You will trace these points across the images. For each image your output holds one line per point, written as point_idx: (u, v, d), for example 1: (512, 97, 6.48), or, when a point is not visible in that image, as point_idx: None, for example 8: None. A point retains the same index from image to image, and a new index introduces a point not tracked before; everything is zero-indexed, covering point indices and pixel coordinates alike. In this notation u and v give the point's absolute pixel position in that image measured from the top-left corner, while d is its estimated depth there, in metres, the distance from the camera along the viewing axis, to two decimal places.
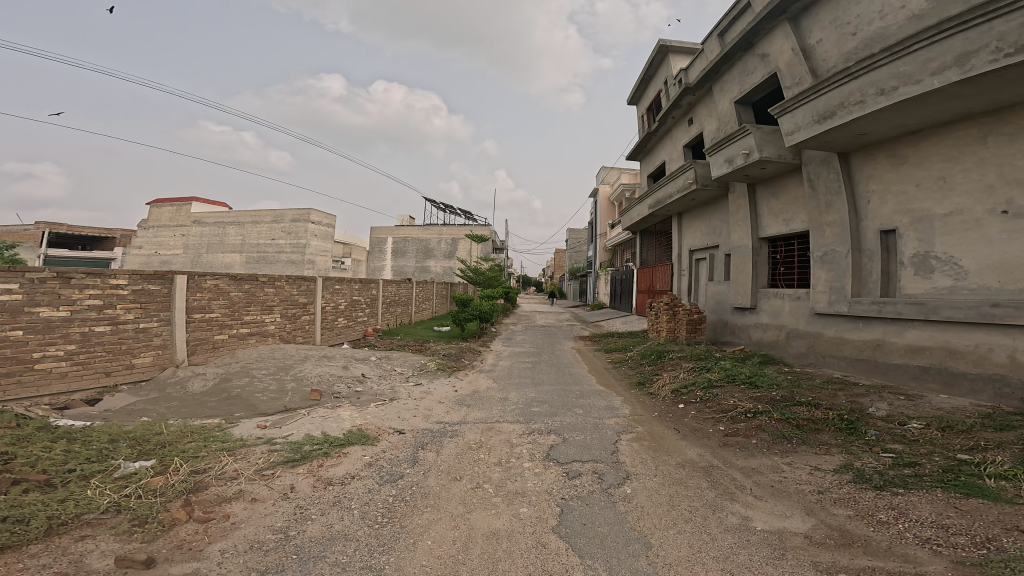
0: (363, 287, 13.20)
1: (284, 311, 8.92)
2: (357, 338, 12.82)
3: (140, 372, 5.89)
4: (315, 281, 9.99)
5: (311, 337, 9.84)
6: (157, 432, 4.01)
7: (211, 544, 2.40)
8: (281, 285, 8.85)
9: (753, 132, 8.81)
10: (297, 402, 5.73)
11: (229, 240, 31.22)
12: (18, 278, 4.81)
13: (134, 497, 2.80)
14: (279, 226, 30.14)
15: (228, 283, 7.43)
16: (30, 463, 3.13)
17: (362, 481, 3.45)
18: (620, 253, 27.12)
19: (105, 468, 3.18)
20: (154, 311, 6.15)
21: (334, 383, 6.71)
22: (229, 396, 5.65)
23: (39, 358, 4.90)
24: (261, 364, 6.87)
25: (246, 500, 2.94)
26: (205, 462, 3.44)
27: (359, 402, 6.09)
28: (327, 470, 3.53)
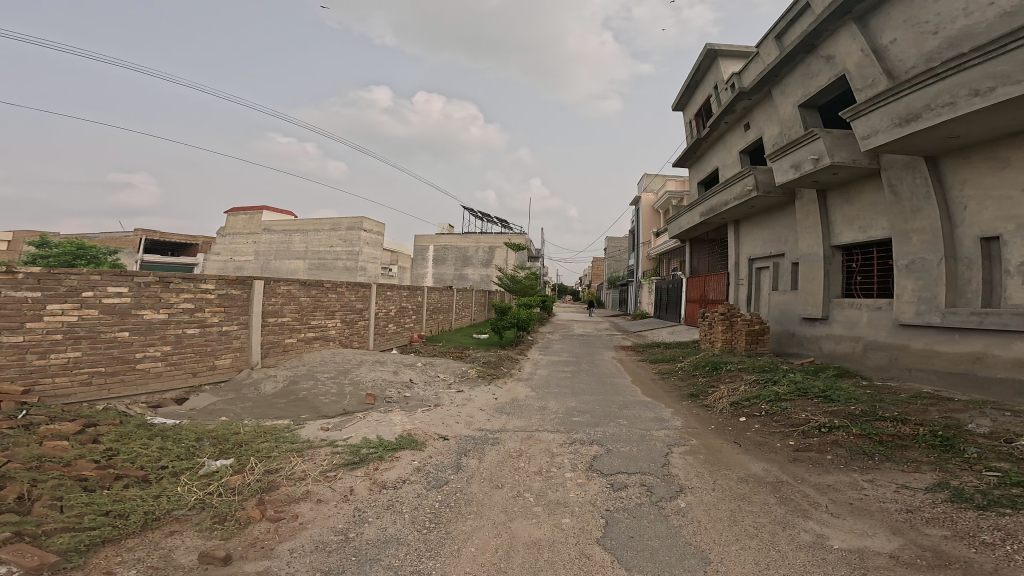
0: (409, 295, 13.69)
1: (344, 317, 9.43)
2: (404, 344, 13.31)
3: (220, 372, 6.45)
4: (370, 287, 10.49)
5: (365, 342, 10.34)
6: (234, 432, 4.37)
7: (281, 543, 2.57)
8: (342, 292, 9.38)
9: (822, 137, 8.20)
10: (354, 405, 6.05)
11: (291, 247, 33.56)
12: (128, 281, 5.40)
13: (216, 495, 3.06)
14: (336, 233, 31.98)
15: (298, 289, 7.99)
16: (132, 458, 3.51)
17: (412, 485, 3.56)
18: (666, 262, 26.23)
19: (192, 465, 3.50)
20: (235, 315, 6.74)
21: (386, 388, 7.00)
22: (296, 398, 6.06)
23: (140, 358, 5.49)
24: (324, 367, 7.31)
25: (312, 501, 3.12)
26: (277, 462, 3.70)
27: (408, 407, 6.31)
28: (382, 474, 3.67)
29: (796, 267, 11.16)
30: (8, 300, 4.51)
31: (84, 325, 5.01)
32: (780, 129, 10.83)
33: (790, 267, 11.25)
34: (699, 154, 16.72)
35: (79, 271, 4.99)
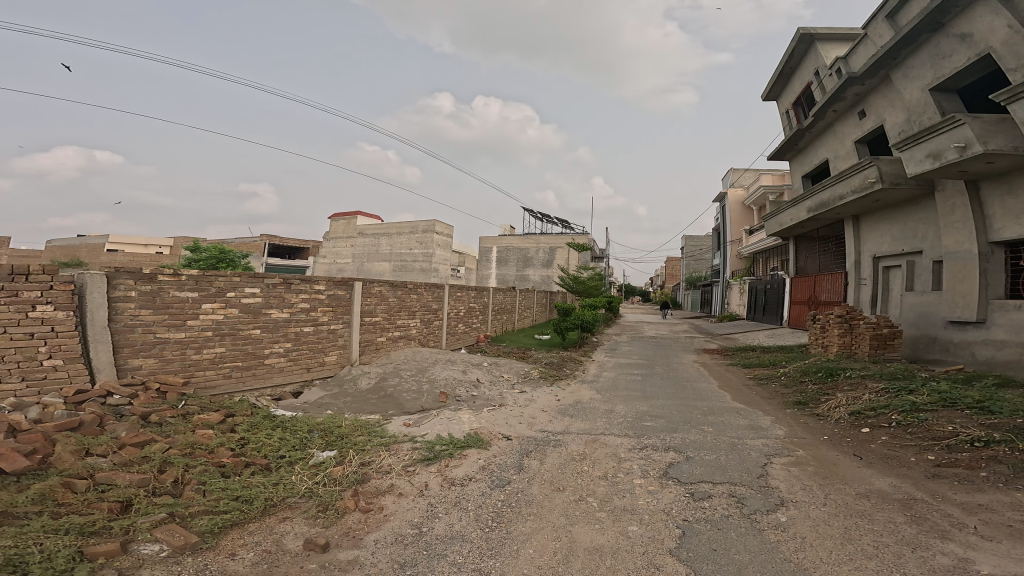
0: (477, 295, 14.25)
1: (422, 317, 10.15)
2: (471, 343, 13.92)
3: (327, 368, 7.37)
4: (443, 288, 11.15)
5: (438, 341, 11.02)
6: (337, 424, 5.01)
7: (368, 533, 2.94)
8: (421, 293, 10.10)
9: (970, 123, 7.06)
10: (430, 403, 6.57)
11: (377, 249, 36.54)
12: (261, 283, 6.36)
13: (321, 485, 3.56)
14: (415, 236, 34.10)
15: (387, 290, 8.79)
16: (257, 445, 4.20)
17: (478, 484, 3.81)
18: (762, 261, 24.17)
19: (304, 456, 4.10)
20: (340, 314, 7.64)
21: (456, 387, 7.45)
22: (385, 394, 6.71)
23: (267, 354, 6.42)
24: (406, 364, 7.94)
25: (395, 494, 3.50)
26: (369, 455, 4.18)
27: (475, 406, 6.66)
28: (452, 471, 3.98)
29: (937, 265, 9.84)
30: (175, 301, 5.48)
31: (227, 323, 5.95)
32: (907, 116, 9.43)
33: (929, 265, 9.96)
34: (801, 146, 15.13)
35: (225, 272, 5.92)
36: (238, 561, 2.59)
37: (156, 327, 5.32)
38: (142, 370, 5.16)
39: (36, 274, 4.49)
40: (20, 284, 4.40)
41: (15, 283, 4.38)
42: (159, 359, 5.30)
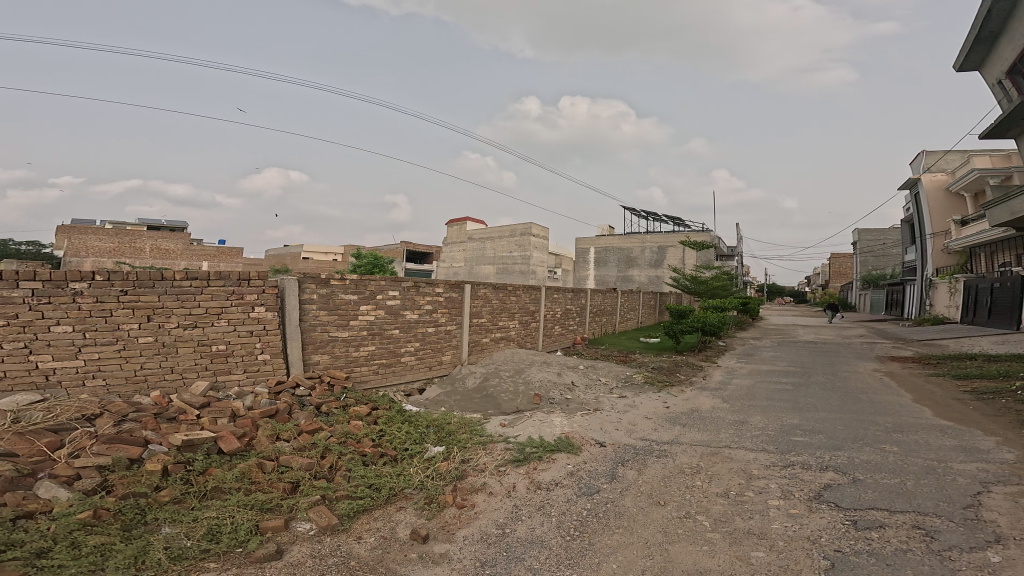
0: (574, 297, 14.35)
1: (521, 319, 10.61)
2: (568, 346, 14.10)
3: (444, 366, 8.16)
4: (540, 290, 11.51)
5: (535, 341, 11.44)
6: (448, 421, 5.55)
7: (459, 529, 3.27)
8: (520, 295, 10.53)
9: None
10: (523, 404, 6.87)
11: (483, 254, 38.49)
12: (400, 286, 7.18)
13: (430, 479, 4.00)
14: (514, 239, 35.19)
15: (490, 292, 9.32)
16: (388, 436, 4.85)
17: (564, 489, 3.93)
18: (990, 256, 19.81)
19: (421, 450, 4.62)
20: (454, 315, 8.33)
21: (550, 389, 7.63)
22: (486, 393, 7.19)
23: (402, 353, 7.28)
24: (506, 364, 8.31)
25: (485, 492, 3.81)
26: (468, 453, 4.58)
27: (568, 409, 6.80)
28: (539, 474, 4.16)
29: None
30: (342, 303, 6.40)
31: (376, 324, 6.83)
32: None
33: None
34: None
35: (376, 278, 6.75)
36: (360, 544, 3.07)
37: (329, 327, 6.26)
38: (318, 364, 6.14)
39: (254, 280, 5.52)
40: (243, 289, 5.42)
41: (240, 287, 5.41)
42: (330, 356, 6.26)
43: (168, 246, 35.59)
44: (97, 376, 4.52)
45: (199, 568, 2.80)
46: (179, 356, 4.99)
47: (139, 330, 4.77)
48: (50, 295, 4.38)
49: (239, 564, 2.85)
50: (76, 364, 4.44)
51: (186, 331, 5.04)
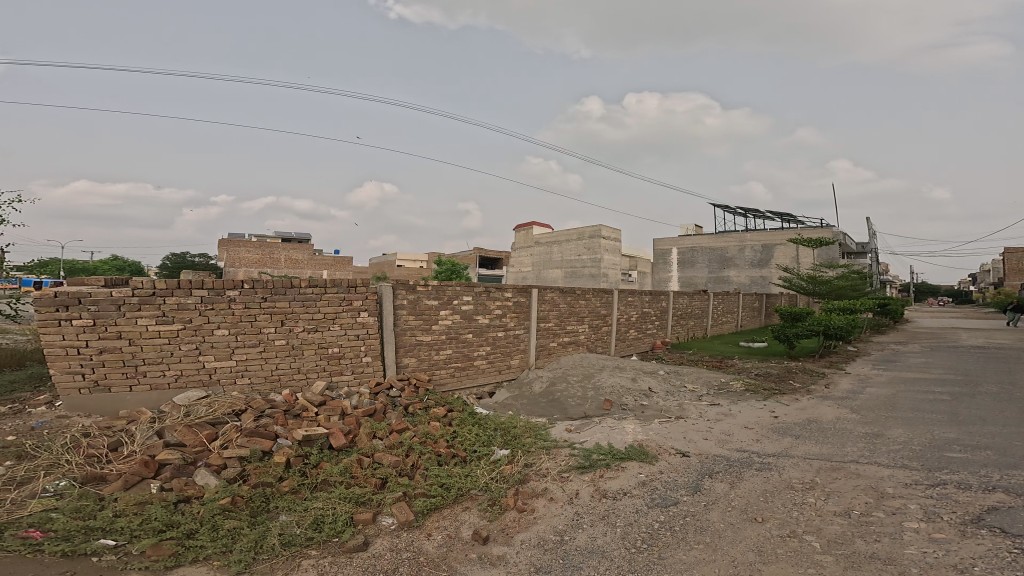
0: (653, 300, 13.67)
1: (591, 322, 10.35)
2: (646, 350, 13.45)
3: (513, 370, 8.18)
4: (612, 293, 11.16)
5: (607, 346, 11.14)
6: (514, 424, 5.57)
7: (518, 533, 3.26)
8: (589, 298, 10.26)
9: None
10: (593, 409, 6.67)
11: (552, 258, 37.93)
12: (473, 291, 7.28)
13: (494, 481, 4.03)
14: (581, 242, 34.34)
15: (558, 296, 9.16)
16: (459, 438, 4.96)
17: (633, 499, 3.71)
18: None
19: (487, 452, 4.67)
20: (522, 320, 8.30)
21: (623, 395, 7.31)
22: (553, 397, 7.10)
23: (476, 356, 7.42)
24: (573, 369, 8.22)
25: (546, 498, 3.73)
26: (531, 457, 4.54)
27: (644, 416, 6.45)
28: (605, 483, 3.98)
29: None
30: (427, 308, 6.67)
31: (453, 328, 7.03)
32: None
33: None
34: None
35: (453, 283, 6.92)
36: (429, 541, 3.19)
37: (416, 331, 6.57)
38: (408, 366, 6.50)
39: (360, 287, 6.00)
40: (351, 295, 5.91)
41: (349, 294, 5.90)
42: (418, 358, 6.58)
43: (297, 256, 41.06)
44: (243, 375, 5.22)
45: (301, 555, 3.04)
46: (304, 358, 5.60)
47: (275, 334, 5.40)
48: (213, 301, 5.08)
49: (333, 552, 3.09)
50: (230, 365, 5.16)
51: (309, 335, 5.63)
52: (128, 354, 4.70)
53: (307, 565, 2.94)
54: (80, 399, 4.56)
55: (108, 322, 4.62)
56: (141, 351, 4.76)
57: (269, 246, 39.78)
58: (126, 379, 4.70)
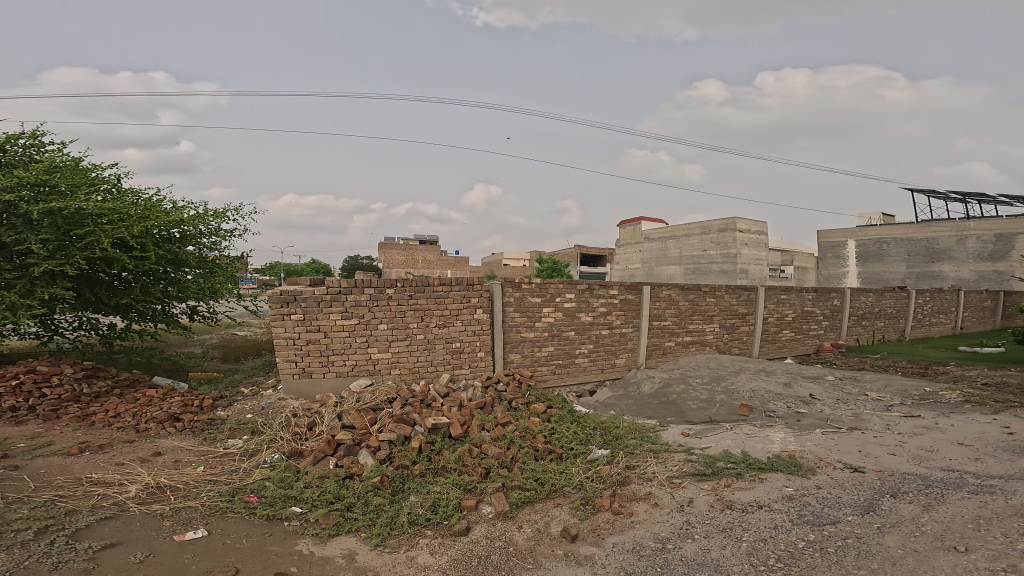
0: (818, 297, 11.38)
1: (723, 321, 9.10)
2: (807, 355, 11.24)
3: (617, 370, 7.64)
4: (756, 291, 9.69)
5: (748, 349, 9.70)
6: (616, 425, 5.15)
7: (610, 535, 3.03)
8: (721, 296, 9.03)
9: None
10: (723, 415, 5.91)
11: (665, 253, 23.71)
12: (574, 289, 6.99)
13: (590, 480, 3.79)
14: (708, 234, 21.13)
15: (677, 293, 8.25)
16: (558, 434, 4.78)
17: (770, 514, 3.06)
18: None
19: (585, 451, 4.42)
20: (631, 318, 7.71)
21: (769, 402, 6.27)
22: (667, 399, 6.51)
23: (578, 354, 7.14)
24: (698, 371, 7.41)
25: (650, 503, 3.36)
26: (636, 460, 4.16)
27: (799, 426, 5.34)
28: (732, 494, 3.37)
29: None
30: (530, 305, 6.61)
31: (555, 325, 6.86)
32: None
33: None
34: None
35: (555, 280, 6.73)
36: (520, 533, 3.19)
37: (521, 328, 6.57)
38: (513, 362, 6.57)
39: (476, 285, 6.15)
40: (469, 293, 6.08)
41: (468, 291, 6.08)
42: (521, 355, 6.60)
43: (430, 256, 44.49)
44: (393, 367, 5.71)
45: (419, 534, 3.26)
46: (436, 352, 5.94)
47: (418, 329, 5.80)
48: (378, 299, 5.58)
49: (442, 534, 3.25)
50: (387, 357, 5.66)
51: (440, 330, 5.93)
52: (323, 346, 5.39)
53: (423, 544, 3.14)
54: (294, 383, 5.37)
55: (312, 317, 5.32)
56: (331, 343, 5.42)
57: (411, 248, 43.64)
58: (321, 367, 5.42)
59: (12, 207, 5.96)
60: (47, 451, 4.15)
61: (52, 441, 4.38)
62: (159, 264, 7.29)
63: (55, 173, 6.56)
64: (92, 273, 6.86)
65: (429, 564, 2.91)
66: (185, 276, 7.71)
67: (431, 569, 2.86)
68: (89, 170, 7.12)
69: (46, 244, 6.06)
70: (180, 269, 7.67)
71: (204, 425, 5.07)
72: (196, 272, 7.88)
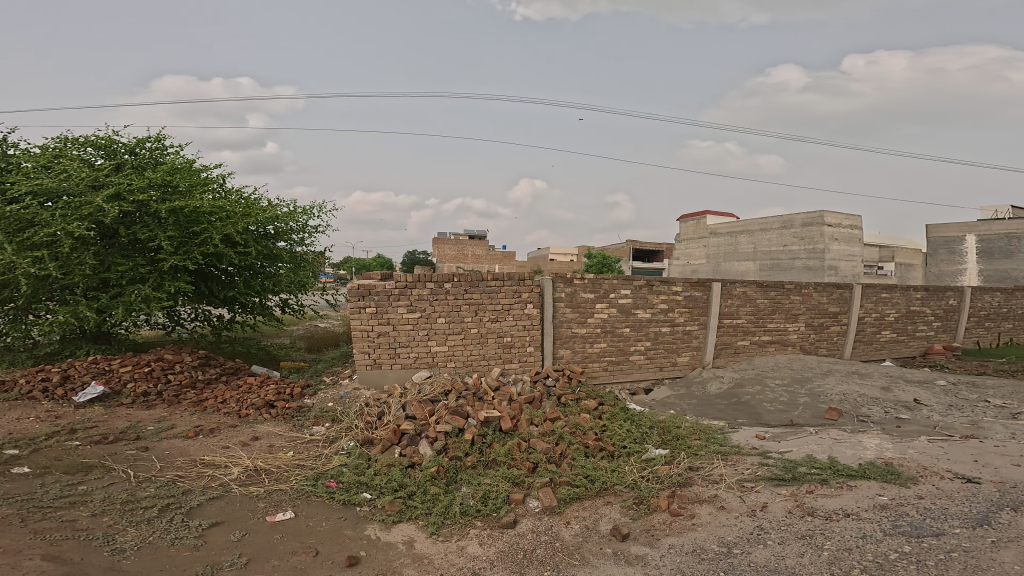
0: (928, 295, 9.87)
1: (810, 320, 8.21)
2: (913, 357, 9.79)
3: (679, 369, 7.19)
4: (852, 288, 8.64)
5: (838, 351, 8.69)
6: (677, 425, 5.01)
7: (668, 536, 3.06)
8: (808, 294, 8.15)
9: None
10: (807, 419, 5.57)
11: (735, 248, 20.54)
12: (630, 285, 6.70)
13: (645, 479, 3.81)
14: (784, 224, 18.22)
15: (755, 290, 7.57)
16: (610, 432, 4.66)
17: (858, 523, 2.96)
18: None
19: (640, 450, 4.37)
20: (697, 316, 7.22)
21: (863, 406, 5.81)
22: (738, 401, 6.19)
23: (632, 351, 6.82)
24: (776, 372, 6.99)
25: (714, 506, 3.37)
26: (700, 461, 4.15)
27: (899, 431, 4.74)
28: (815, 501, 3.29)
29: None
30: (582, 301, 6.43)
31: (609, 322, 6.61)
32: None
33: None
34: None
35: (608, 276, 6.49)
36: (567, 529, 3.22)
37: (572, 323, 6.41)
38: (563, 358, 6.42)
39: (527, 280, 6.05)
40: (520, 288, 6.02)
41: (519, 286, 6.02)
42: (570, 350, 6.45)
43: (479, 252, 45.08)
44: (449, 360, 5.85)
45: (469, 525, 3.32)
46: (487, 346, 5.97)
47: (472, 324, 5.88)
48: (437, 293, 5.74)
49: (490, 525, 3.31)
50: (444, 350, 5.82)
51: (492, 324, 5.95)
52: (391, 338, 5.66)
53: (473, 534, 3.21)
54: (368, 374, 5.68)
55: (384, 311, 5.60)
56: (399, 336, 5.67)
57: (461, 243, 44.20)
58: (390, 358, 5.69)
59: (145, 206, 6.87)
60: (170, 434, 4.76)
61: (174, 424, 5.04)
62: (258, 259, 8.24)
63: (176, 174, 7.46)
64: (206, 268, 7.82)
65: (478, 555, 2.98)
66: (279, 269, 8.63)
67: (480, 560, 2.93)
68: (200, 171, 8.01)
69: (171, 241, 7.00)
70: (274, 263, 8.61)
71: (294, 412, 5.55)
72: (287, 266, 8.79)
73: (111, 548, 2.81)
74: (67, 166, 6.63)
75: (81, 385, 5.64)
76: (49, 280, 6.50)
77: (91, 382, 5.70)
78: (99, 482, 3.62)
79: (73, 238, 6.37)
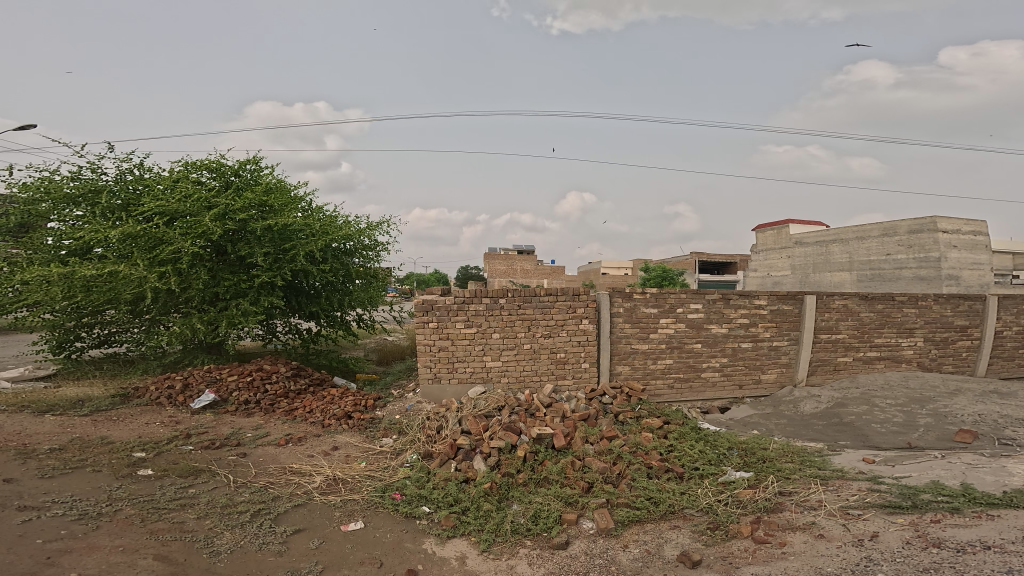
0: None
1: (930, 334, 7.02)
2: None
3: (764, 387, 6.48)
4: (986, 298, 7.29)
5: (968, 369, 7.32)
6: (762, 446, 4.49)
7: (749, 565, 2.75)
8: (927, 305, 7.00)
9: None
10: (930, 442, 4.70)
11: (826, 258, 18.42)
12: (703, 299, 6.25)
13: (723, 503, 3.45)
14: (884, 227, 16.09)
15: (858, 303, 6.67)
16: (678, 452, 4.31)
17: (1002, 557, 2.49)
18: None
19: (716, 471, 3.97)
20: (786, 330, 6.50)
21: (1005, 428, 4.83)
22: (840, 421, 5.38)
23: (705, 367, 6.30)
24: (888, 391, 6.04)
25: (812, 534, 2.97)
26: (794, 485, 3.66)
27: None
28: (941, 531, 2.82)
29: None
30: (644, 315, 6.13)
31: (676, 337, 6.20)
32: None
33: None
34: None
35: (676, 289, 6.13)
36: (624, 553, 3.03)
37: (632, 338, 6.11)
38: (622, 374, 6.11)
39: (582, 294, 5.92)
40: (576, 302, 5.89)
41: (574, 301, 5.90)
42: (631, 367, 6.12)
43: (529, 266, 45.11)
44: (503, 375, 5.85)
45: (520, 543, 3.22)
46: (541, 361, 5.88)
47: (525, 339, 5.84)
48: (492, 308, 5.81)
49: (541, 546, 3.19)
50: (498, 364, 5.83)
51: (546, 340, 5.87)
52: (450, 352, 5.79)
53: (523, 554, 3.10)
54: (430, 388, 5.81)
55: (444, 325, 5.76)
56: (458, 351, 5.80)
57: (511, 258, 44.30)
58: (450, 373, 5.80)
59: (246, 224, 7.82)
60: (265, 441, 5.21)
61: (269, 431, 5.53)
62: (337, 275, 8.97)
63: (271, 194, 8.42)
64: (296, 284, 8.67)
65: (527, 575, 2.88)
66: (354, 285, 9.32)
67: None
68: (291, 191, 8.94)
69: (267, 257, 7.92)
70: (349, 279, 9.29)
71: (367, 424, 5.82)
72: (360, 282, 9.43)
73: (207, 550, 3.06)
74: (185, 188, 7.69)
75: (197, 392, 6.43)
76: (174, 295, 7.63)
77: (205, 390, 6.47)
78: (205, 486, 4.02)
79: (192, 254, 7.42)
